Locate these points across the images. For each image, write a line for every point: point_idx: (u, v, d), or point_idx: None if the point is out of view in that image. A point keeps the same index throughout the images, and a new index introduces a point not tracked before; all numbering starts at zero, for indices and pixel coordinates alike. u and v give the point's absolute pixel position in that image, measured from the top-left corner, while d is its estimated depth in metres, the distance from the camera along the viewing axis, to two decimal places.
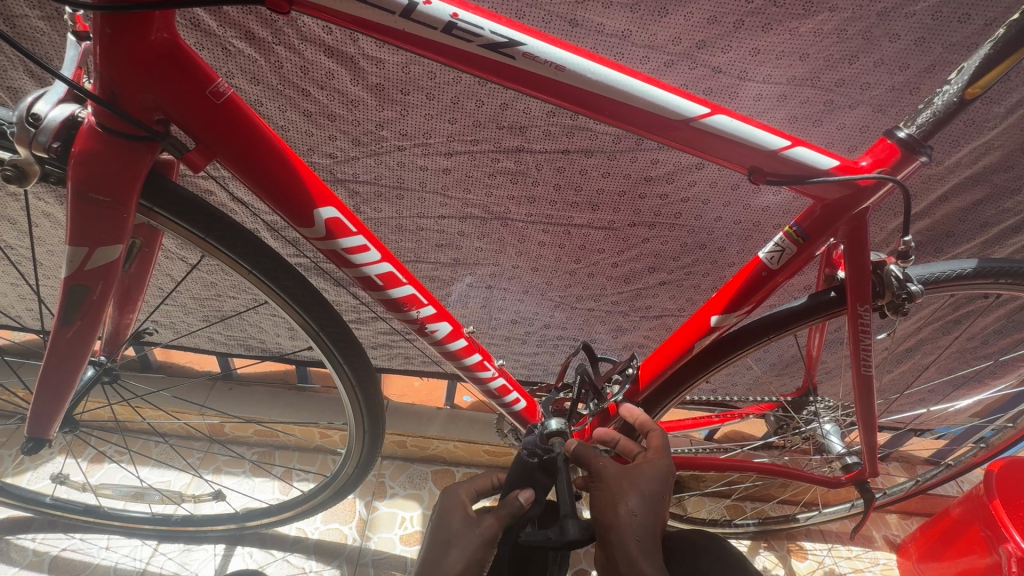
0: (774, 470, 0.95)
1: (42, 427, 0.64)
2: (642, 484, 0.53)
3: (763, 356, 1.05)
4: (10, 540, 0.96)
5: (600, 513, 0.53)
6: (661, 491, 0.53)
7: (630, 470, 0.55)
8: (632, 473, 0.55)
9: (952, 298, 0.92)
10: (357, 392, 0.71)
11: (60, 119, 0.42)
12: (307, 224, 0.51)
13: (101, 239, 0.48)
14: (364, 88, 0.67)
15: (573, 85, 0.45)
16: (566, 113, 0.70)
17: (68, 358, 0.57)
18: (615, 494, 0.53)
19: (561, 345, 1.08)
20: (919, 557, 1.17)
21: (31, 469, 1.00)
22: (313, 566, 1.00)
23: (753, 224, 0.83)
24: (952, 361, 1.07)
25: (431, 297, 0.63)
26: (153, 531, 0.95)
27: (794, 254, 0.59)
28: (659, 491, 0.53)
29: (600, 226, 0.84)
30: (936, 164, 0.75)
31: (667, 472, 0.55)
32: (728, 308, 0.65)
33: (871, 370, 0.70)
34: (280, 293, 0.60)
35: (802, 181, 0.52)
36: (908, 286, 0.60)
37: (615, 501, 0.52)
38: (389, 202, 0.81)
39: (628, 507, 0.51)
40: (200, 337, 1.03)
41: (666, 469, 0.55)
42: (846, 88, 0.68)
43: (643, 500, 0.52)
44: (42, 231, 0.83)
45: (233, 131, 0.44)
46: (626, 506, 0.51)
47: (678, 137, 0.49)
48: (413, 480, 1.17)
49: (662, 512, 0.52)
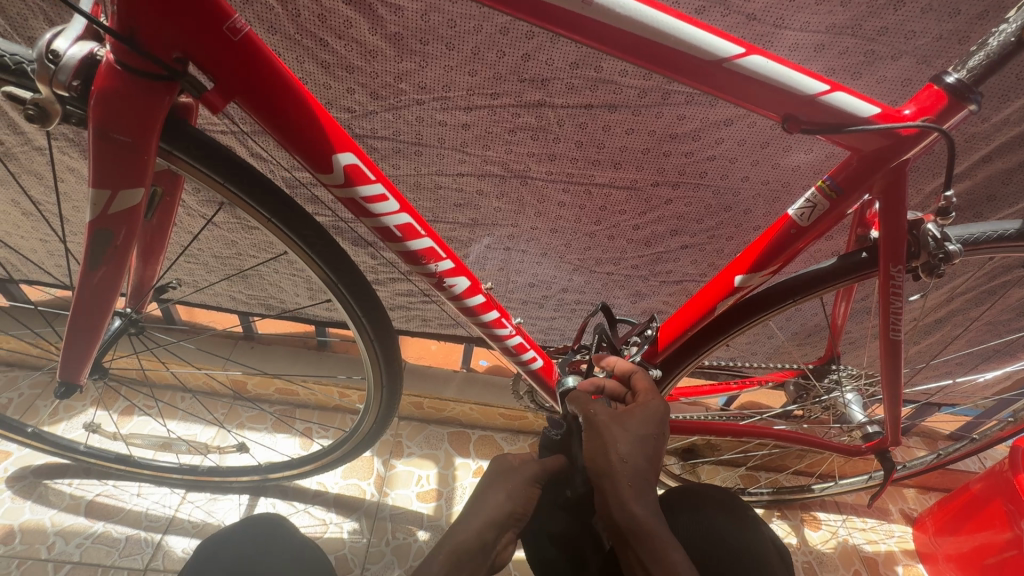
0: (792, 438, 0.95)
1: (73, 372, 0.66)
2: (632, 429, 0.54)
3: (786, 325, 1.02)
4: (49, 484, 1.00)
5: (592, 460, 0.52)
6: (654, 434, 0.55)
7: (620, 416, 0.55)
8: (622, 419, 0.55)
9: (989, 266, 0.88)
10: (376, 347, 0.72)
11: (79, 57, 0.42)
12: (324, 169, 0.50)
13: (123, 182, 0.48)
14: (383, 37, 0.66)
15: (601, 22, 0.43)
16: (591, 64, 0.67)
17: (95, 303, 0.58)
18: (606, 441, 0.53)
19: (579, 310, 1.07)
20: (935, 531, 1.16)
21: (66, 418, 1.05)
22: (333, 519, 1.04)
23: (781, 185, 0.80)
24: (983, 335, 1.04)
25: (449, 251, 0.62)
26: (181, 480, 0.99)
27: (826, 210, 0.57)
28: (651, 435, 0.54)
29: (621, 186, 0.82)
30: (982, 121, 0.70)
31: (657, 415, 0.57)
32: (753, 268, 0.63)
33: (900, 334, 0.67)
34: (299, 243, 0.60)
35: (839, 130, 0.49)
36: (946, 246, 0.57)
37: (608, 447, 0.52)
38: (407, 158, 0.80)
39: (620, 453, 0.52)
40: (222, 296, 1.05)
41: (657, 413, 0.57)
42: (890, 37, 0.63)
43: (633, 445, 0.53)
44: (67, 186, 0.84)
45: (251, 71, 0.43)
46: (618, 452, 0.52)
47: (710, 81, 0.47)
48: (430, 441, 1.19)
49: (652, 456, 0.53)
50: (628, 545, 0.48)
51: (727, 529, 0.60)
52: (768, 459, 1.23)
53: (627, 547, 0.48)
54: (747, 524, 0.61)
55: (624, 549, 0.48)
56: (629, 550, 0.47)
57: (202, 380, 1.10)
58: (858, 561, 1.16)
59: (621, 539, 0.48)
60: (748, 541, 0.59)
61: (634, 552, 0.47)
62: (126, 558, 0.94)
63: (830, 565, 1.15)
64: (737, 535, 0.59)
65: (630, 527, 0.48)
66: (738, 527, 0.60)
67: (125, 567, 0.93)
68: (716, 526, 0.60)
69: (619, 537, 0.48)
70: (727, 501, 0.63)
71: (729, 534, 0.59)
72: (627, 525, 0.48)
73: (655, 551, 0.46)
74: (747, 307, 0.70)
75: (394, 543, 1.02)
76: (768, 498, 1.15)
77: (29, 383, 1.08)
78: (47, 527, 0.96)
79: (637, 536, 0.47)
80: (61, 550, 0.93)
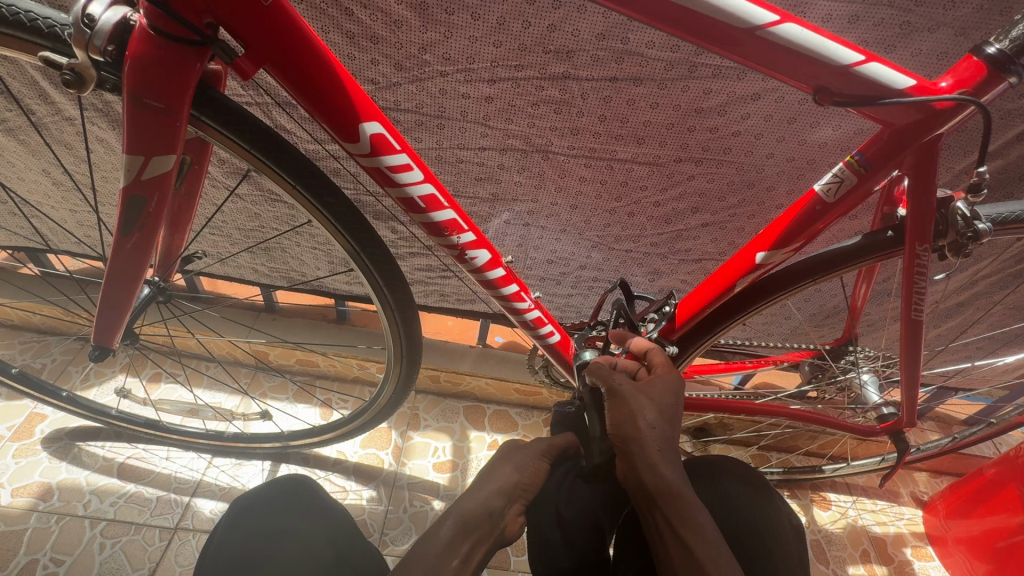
0: (807, 417, 0.97)
1: (108, 336, 0.68)
2: (657, 398, 0.56)
3: (806, 305, 1.02)
4: (82, 447, 1.05)
5: (618, 426, 0.54)
6: (673, 403, 0.56)
7: (643, 386, 0.57)
8: (646, 389, 0.57)
9: (1019, 248, 0.86)
10: (397, 317, 0.73)
11: (114, 22, 0.42)
12: (351, 138, 0.51)
13: (155, 148, 0.49)
14: (408, 6, 0.65)
15: None
16: (617, 35, 0.66)
17: (128, 268, 0.59)
18: (633, 409, 0.54)
19: (596, 288, 1.08)
20: (947, 514, 1.16)
21: (97, 384, 1.08)
22: (353, 486, 1.07)
23: (807, 162, 0.78)
24: (1007, 318, 1.02)
25: (472, 224, 0.62)
26: (207, 446, 1.02)
27: (854, 186, 0.56)
28: (671, 403, 0.56)
29: (644, 161, 0.81)
30: (1020, 97, 0.68)
31: (677, 386, 0.58)
32: (776, 245, 0.63)
33: (922, 315, 0.67)
34: (323, 211, 0.61)
35: (873, 102, 0.48)
36: (975, 224, 0.56)
37: (635, 414, 0.54)
38: (429, 131, 0.80)
39: (647, 421, 0.53)
40: (244, 267, 1.07)
41: (675, 384, 0.58)
42: (929, 8, 0.61)
43: (659, 413, 0.54)
44: (96, 157, 0.86)
45: (281, 37, 0.43)
46: (645, 419, 0.53)
47: (741, 49, 0.46)
48: (446, 414, 1.21)
49: (675, 423, 0.55)
50: (655, 507, 0.49)
51: (746, 503, 0.60)
52: (780, 439, 1.24)
53: (653, 508, 0.49)
54: (765, 497, 0.62)
55: (649, 510, 0.49)
56: (655, 511, 0.48)
57: (226, 350, 1.13)
58: (867, 541, 1.17)
59: (647, 500, 0.49)
60: (766, 517, 0.60)
61: (660, 512, 0.48)
62: (157, 517, 0.98)
63: (839, 544, 1.16)
64: (755, 508, 0.60)
65: (658, 489, 0.49)
66: (757, 501, 0.61)
67: (156, 526, 0.97)
68: (735, 499, 0.61)
69: (646, 497, 0.49)
70: (749, 474, 0.63)
71: (747, 508, 0.60)
72: (655, 488, 0.49)
73: (682, 513, 0.47)
74: (767, 284, 0.70)
75: (411, 510, 1.06)
76: (779, 477, 1.16)
77: (60, 349, 1.12)
78: (83, 486, 1.00)
79: (665, 498, 0.48)
80: (96, 508, 0.98)
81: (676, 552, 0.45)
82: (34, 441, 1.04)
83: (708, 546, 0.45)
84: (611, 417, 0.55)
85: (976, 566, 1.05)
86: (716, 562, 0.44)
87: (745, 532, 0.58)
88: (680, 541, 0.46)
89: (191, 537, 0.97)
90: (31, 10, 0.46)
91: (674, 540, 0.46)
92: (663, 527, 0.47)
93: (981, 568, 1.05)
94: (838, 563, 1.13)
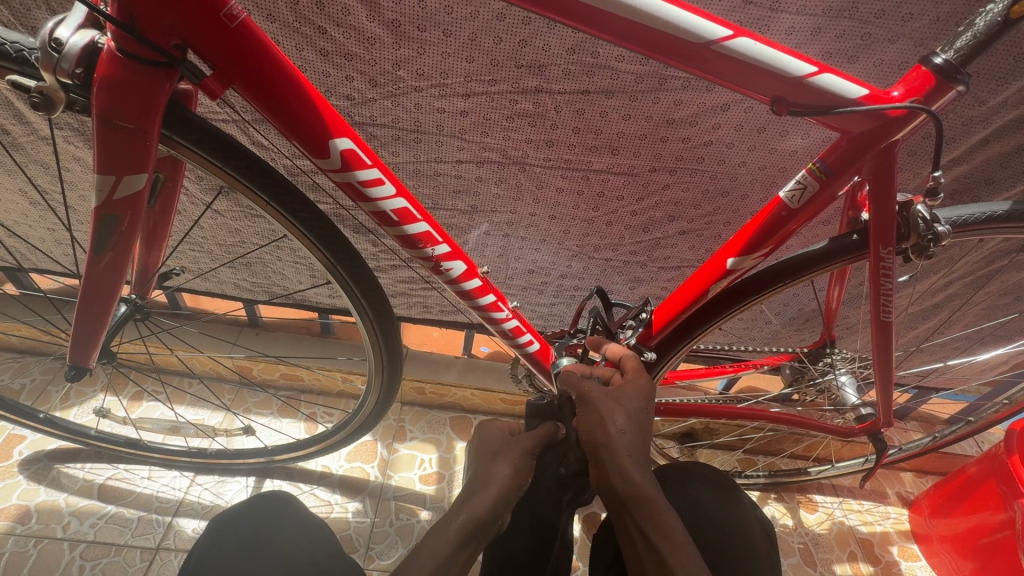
0: (788, 420, 0.98)
1: (83, 355, 0.68)
2: (626, 404, 0.56)
3: (783, 310, 1.04)
4: (61, 468, 1.03)
5: (590, 433, 0.54)
6: (643, 408, 0.57)
7: (614, 394, 0.58)
8: (617, 396, 0.57)
9: (988, 250, 0.88)
10: (376, 329, 0.74)
11: (82, 45, 0.43)
12: (321, 153, 0.51)
13: (125, 168, 0.49)
14: (381, 24, 0.66)
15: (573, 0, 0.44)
16: (587, 49, 0.67)
17: (101, 286, 0.59)
18: (603, 415, 0.54)
19: (577, 296, 1.09)
20: (930, 513, 1.17)
21: (77, 404, 1.07)
22: (338, 500, 1.06)
23: (778, 169, 0.80)
24: (980, 318, 1.05)
25: (446, 236, 0.63)
26: (189, 463, 1.01)
27: (816, 192, 0.57)
28: (641, 410, 0.56)
29: (619, 171, 0.83)
30: (979, 104, 0.70)
31: (647, 393, 0.58)
32: (745, 250, 0.64)
33: (891, 316, 0.68)
34: (297, 226, 0.62)
35: (828, 111, 0.50)
36: (935, 227, 0.58)
37: (605, 420, 0.54)
38: (407, 145, 0.81)
39: (617, 426, 0.53)
40: (226, 283, 1.07)
41: (647, 390, 0.59)
42: (886, 19, 0.63)
43: (629, 418, 0.55)
44: (73, 175, 0.86)
45: (249, 58, 0.44)
46: (615, 424, 0.54)
47: (699, 63, 0.48)
48: (432, 426, 1.21)
49: (646, 427, 0.56)
50: (625, 511, 0.49)
51: (718, 506, 0.61)
52: (764, 442, 1.25)
53: (625, 511, 0.49)
54: (740, 504, 0.63)
55: (620, 514, 0.50)
56: (626, 514, 0.49)
57: (209, 365, 1.12)
58: (854, 542, 1.18)
59: (619, 505, 0.50)
60: (738, 521, 0.60)
61: (631, 516, 0.48)
62: (138, 537, 0.97)
63: (826, 546, 1.17)
64: (729, 515, 0.61)
65: (629, 493, 0.49)
66: (730, 505, 0.62)
67: (137, 546, 0.96)
68: (707, 502, 0.62)
69: (618, 502, 0.50)
70: (717, 478, 0.65)
71: (721, 515, 0.61)
72: (624, 491, 0.49)
73: (654, 517, 0.47)
74: (740, 289, 0.71)
75: (398, 523, 1.05)
76: (764, 480, 1.17)
77: (40, 368, 1.11)
78: (62, 507, 0.99)
79: (636, 502, 0.49)
80: (76, 530, 0.96)
81: (647, 556, 0.46)
82: (12, 463, 1.03)
83: (678, 550, 0.45)
84: (582, 423, 0.56)
85: (961, 565, 1.07)
86: (686, 565, 0.44)
87: (714, 534, 0.59)
88: (650, 544, 0.46)
89: (173, 557, 0.95)
90: (0, 35, 0.47)
91: (646, 543, 0.47)
92: (634, 531, 0.48)
93: (966, 567, 1.06)
94: (825, 565, 1.14)
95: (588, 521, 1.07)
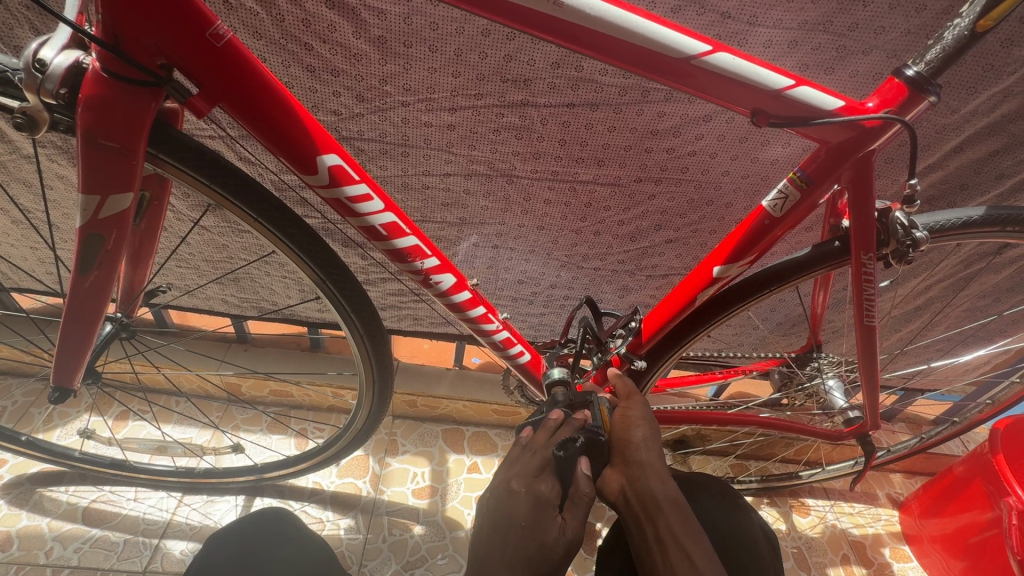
0: (777, 425, 0.98)
1: (67, 376, 0.67)
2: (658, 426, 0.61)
3: (769, 315, 1.05)
4: (43, 492, 1.01)
5: (626, 433, 0.58)
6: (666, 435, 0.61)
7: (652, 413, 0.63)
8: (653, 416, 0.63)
9: (966, 253, 0.90)
10: (367, 343, 0.73)
11: (65, 66, 0.43)
12: (309, 170, 0.52)
13: (111, 187, 0.49)
14: (366, 41, 0.67)
15: (569, 22, 0.45)
16: (572, 63, 0.68)
17: (87, 307, 0.59)
18: (641, 422, 0.59)
19: (567, 306, 1.09)
20: (920, 513, 1.19)
21: (60, 426, 1.05)
22: (329, 517, 1.05)
23: (760, 178, 0.82)
24: (961, 319, 1.07)
25: (435, 248, 0.64)
26: (177, 483, 0.99)
27: (798, 201, 0.59)
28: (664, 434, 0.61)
29: (606, 182, 0.84)
30: (952, 112, 0.72)
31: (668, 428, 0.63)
32: (731, 258, 0.65)
33: (874, 320, 0.69)
34: (286, 242, 0.62)
35: (806, 122, 0.51)
36: (913, 233, 0.59)
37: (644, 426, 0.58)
38: (395, 159, 0.81)
39: (652, 435, 0.58)
40: (213, 299, 1.06)
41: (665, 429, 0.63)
42: (860, 32, 0.65)
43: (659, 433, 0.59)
44: (56, 193, 0.85)
45: (243, 79, 0.45)
46: (651, 433, 0.58)
47: (680, 77, 0.49)
48: (424, 439, 1.20)
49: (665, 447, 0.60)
50: (657, 516, 0.50)
51: (723, 517, 0.61)
52: (755, 447, 1.26)
53: (655, 516, 0.50)
54: (742, 516, 0.62)
55: (650, 518, 0.50)
56: (658, 520, 0.49)
57: (196, 383, 1.11)
58: (847, 545, 1.19)
59: (649, 510, 0.50)
60: (738, 535, 0.60)
61: (663, 518, 0.49)
62: (125, 561, 0.95)
63: (819, 549, 1.18)
64: (734, 524, 0.61)
65: (667, 498, 0.51)
66: (735, 516, 0.62)
67: (124, 570, 0.94)
68: (714, 515, 0.61)
69: (650, 505, 0.51)
70: (720, 490, 0.64)
71: (725, 523, 0.61)
72: (663, 494, 0.51)
73: (684, 524, 0.48)
74: (728, 297, 0.72)
75: (391, 539, 1.04)
76: (757, 485, 1.17)
77: (23, 390, 1.09)
78: (45, 532, 0.96)
79: (669, 507, 0.50)
80: (59, 555, 0.94)
81: (678, 562, 0.46)
82: None
83: (707, 559, 0.46)
84: (623, 416, 0.60)
85: (952, 564, 1.08)
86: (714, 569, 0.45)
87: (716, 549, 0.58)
88: (683, 550, 0.46)
89: None
90: None
91: (677, 550, 0.46)
92: (667, 536, 0.48)
93: (957, 566, 1.07)
94: (819, 569, 1.15)
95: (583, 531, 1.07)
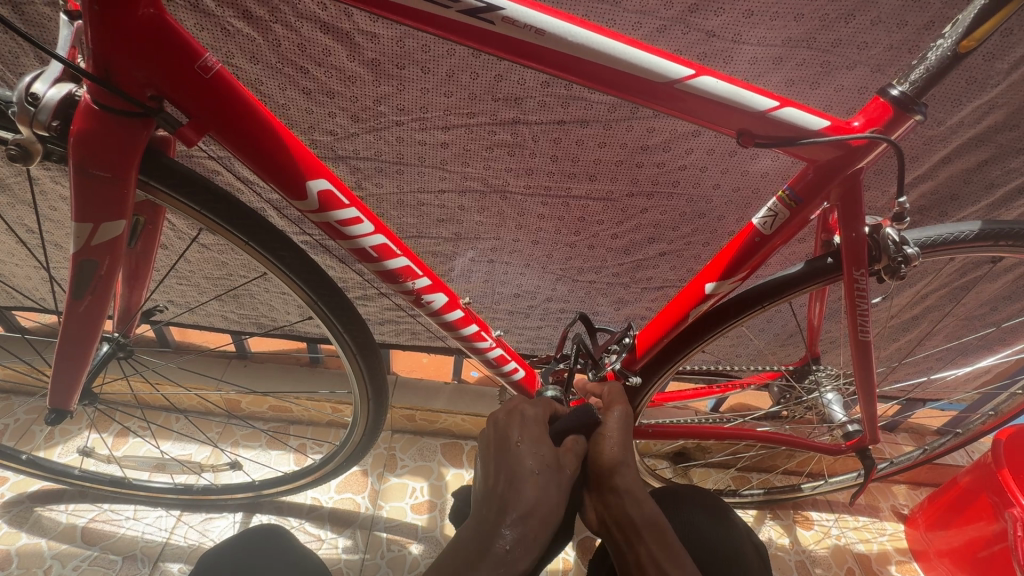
0: (776, 439, 0.97)
1: (63, 398, 0.67)
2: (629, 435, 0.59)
3: (767, 327, 1.05)
4: (42, 511, 1.01)
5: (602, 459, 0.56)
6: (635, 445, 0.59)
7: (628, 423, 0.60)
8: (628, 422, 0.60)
9: (961, 263, 0.90)
10: (360, 360, 0.74)
11: (58, 98, 0.44)
12: (298, 196, 0.52)
13: (104, 215, 0.50)
14: (360, 63, 0.68)
15: (554, 50, 0.46)
16: (560, 82, 0.69)
17: (83, 331, 0.60)
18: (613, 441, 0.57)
19: (563, 320, 1.09)
20: (927, 526, 1.17)
21: (61, 443, 1.06)
22: (328, 534, 1.05)
23: (753, 191, 0.82)
24: (959, 329, 1.06)
25: (426, 268, 0.64)
26: (176, 501, 0.99)
27: (787, 219, 0.59)
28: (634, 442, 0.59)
29: (598, 197, 0.84)
30: (939, 124, 0.73)
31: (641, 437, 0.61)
32: (722, 275, 0.65)
33: (870, 335, 0.69)
34: (278, 264, 0.62)
35: (791, 142, 0.51)
36: (904, 249, 0.59)
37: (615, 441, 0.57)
38: (389, 177, 0.82)
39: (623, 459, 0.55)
40: (213, 315, 1.07)
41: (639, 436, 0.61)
42: (845, 48, 0.65)
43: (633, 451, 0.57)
44: (56, 215, 0.86)
45: (232, 109, 0.45)
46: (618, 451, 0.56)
47: (664, 100, 0.49)
48: (423, 453, 1.20)
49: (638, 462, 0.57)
50: (639, 541, 0.49)
51: (712, 530, 0.61)
52: (757, 460, 1.25)
53: (638, 542, 0.49)
54: (730, 528, 0.61)
55: (632, 545, 0.49)
56: (639, 546, 0.49)
57: (196, 399, 1.12)
58: (851, 559, 1.18)
59: (632, 536, 0.50)
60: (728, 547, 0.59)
61: (644, 544, 0.49)
62: None
63: (822, 564, 1.16)
64: (723, 535, 0.60)
65: (646, 521, 0.50)
66: (723, 529, 0.61)
67: None
68: (702, 528, 0.61)
69: (631, 532, 0.50)
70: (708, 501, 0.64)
71: (716, 535, 0.60)
72: (643, 519, 0.50)
73: (667, 547, 0.48)
74: (721, 313, 0.72)
75: (389, 555, 1.03)
76: (759, 499, 1.16)
77: (24, 409, 1.10)
78: (44, 551, 0.97)
79: (650, 531, 0.49)
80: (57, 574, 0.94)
81: None
82: None
83: None
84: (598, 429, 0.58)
85: None
86: None
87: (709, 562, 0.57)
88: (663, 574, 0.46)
89: None
90: None
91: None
92: (648, 562, 0.47)
93: None
94: None
95: (582, 547, 1.07)
